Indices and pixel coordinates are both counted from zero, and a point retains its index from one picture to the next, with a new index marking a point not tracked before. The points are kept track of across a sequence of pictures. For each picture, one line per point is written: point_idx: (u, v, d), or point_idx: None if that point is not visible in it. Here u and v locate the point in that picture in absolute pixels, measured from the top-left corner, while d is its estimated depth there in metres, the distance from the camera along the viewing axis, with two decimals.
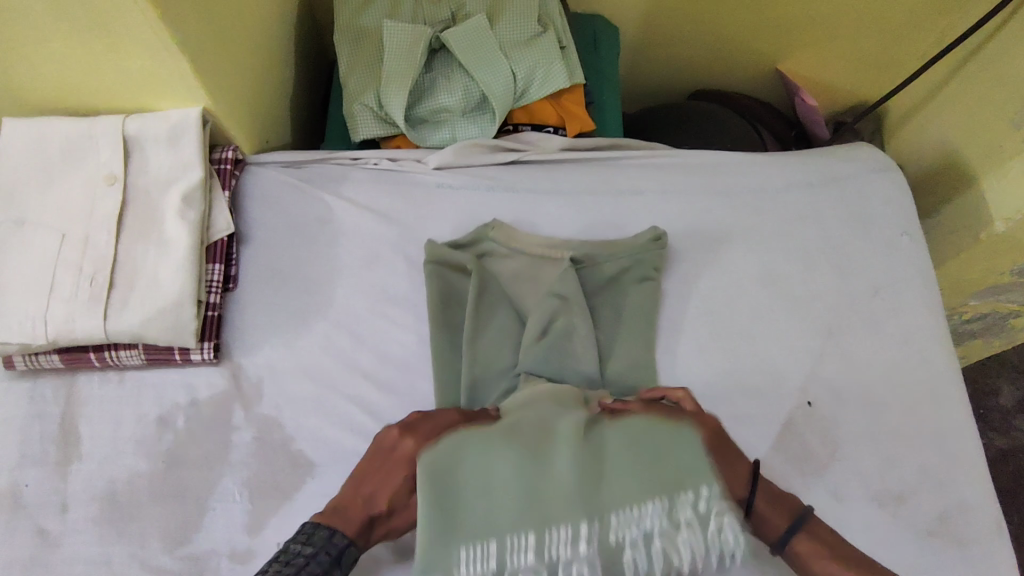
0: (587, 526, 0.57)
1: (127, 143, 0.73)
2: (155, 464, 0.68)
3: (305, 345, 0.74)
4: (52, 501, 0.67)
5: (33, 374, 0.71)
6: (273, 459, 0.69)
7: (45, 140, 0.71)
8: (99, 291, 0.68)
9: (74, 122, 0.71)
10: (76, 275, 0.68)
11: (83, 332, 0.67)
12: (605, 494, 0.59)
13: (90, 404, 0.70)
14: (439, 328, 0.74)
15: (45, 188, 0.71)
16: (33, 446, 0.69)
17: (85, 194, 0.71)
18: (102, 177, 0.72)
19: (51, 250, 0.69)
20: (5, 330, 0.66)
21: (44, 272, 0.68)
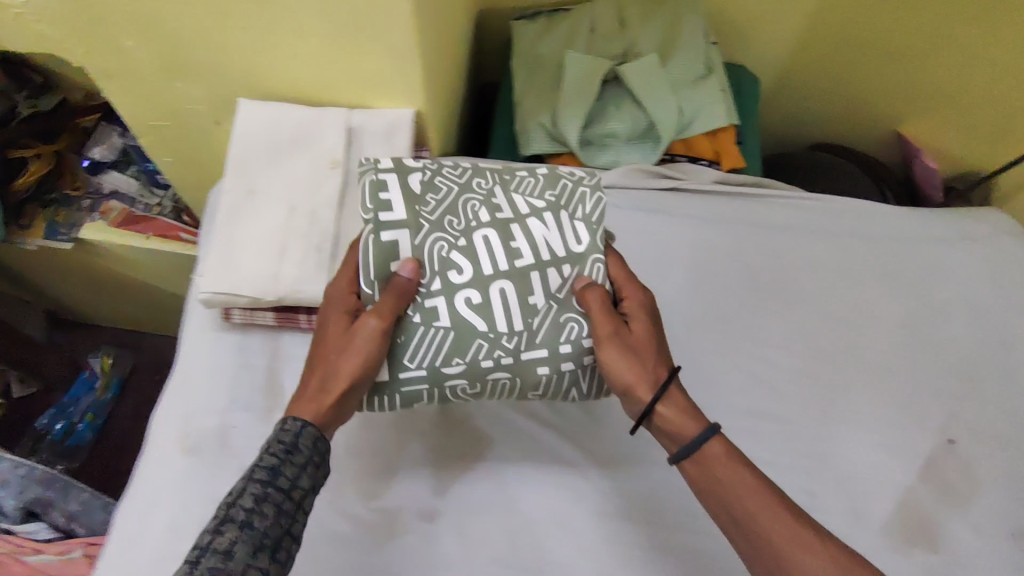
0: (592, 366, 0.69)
1: (350, 133, 0.81)
2: (350, 421, 0.75)
3: None
4: (257, 444, 0.73)
5: (243, 329, 0.79)
6: (455, 431, 0.76)
7: (279, 123, 0.79)
8: (324, 260, 0.76)
9: (308, 110, 0.80)
10: (304, 245, 0.76)
11: (308, 295, 0.75)
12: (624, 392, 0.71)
13: (292, 361, 0.78)
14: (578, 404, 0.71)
15: (277, 165, 0.80)
16: (242, 393, 0.75)
17: (311, 173, 0.80)
18: (327, 160, 0.80)
19: (280, 219, 0.77)
20: (240, 286, 0.74)
21: (275, 237, 0.76)
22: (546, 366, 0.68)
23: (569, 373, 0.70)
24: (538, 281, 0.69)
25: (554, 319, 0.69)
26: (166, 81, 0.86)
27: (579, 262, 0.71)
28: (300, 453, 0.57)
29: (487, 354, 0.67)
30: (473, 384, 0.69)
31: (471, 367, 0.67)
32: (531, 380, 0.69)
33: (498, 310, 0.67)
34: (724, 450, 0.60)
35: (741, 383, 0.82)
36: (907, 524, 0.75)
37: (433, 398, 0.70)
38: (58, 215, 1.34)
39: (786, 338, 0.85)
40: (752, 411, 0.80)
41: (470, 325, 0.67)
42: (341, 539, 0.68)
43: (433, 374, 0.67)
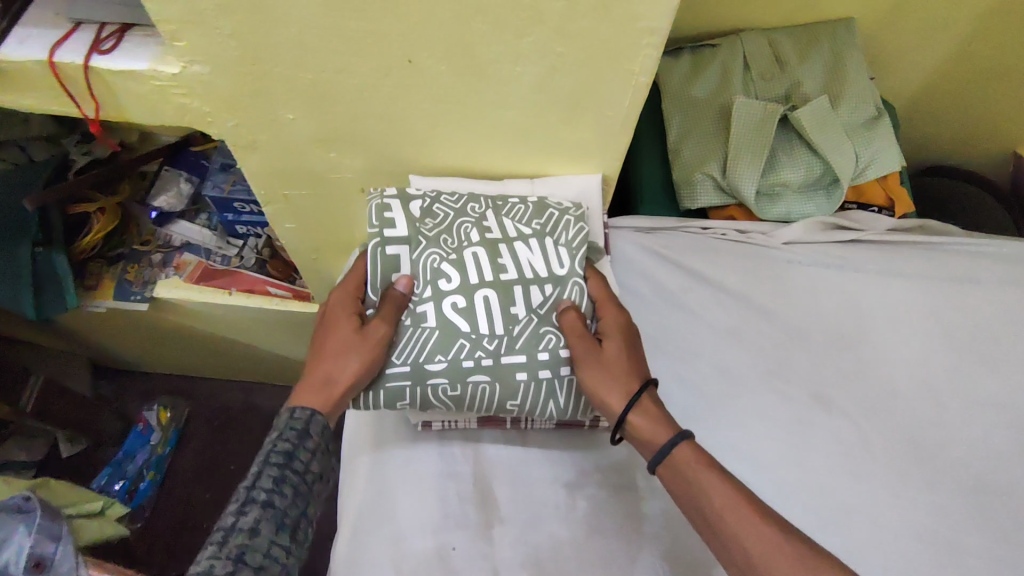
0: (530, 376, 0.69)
1: None
2: (575, 535, 0.68)
3: (692, 418, 0.76)
4: (481, 566, 0.66)
5: (441, 434, 0.74)
6: (686, 533, 0.70)
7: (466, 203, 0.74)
8: None
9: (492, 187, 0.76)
10: None
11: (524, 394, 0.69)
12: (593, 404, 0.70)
13: (498, 466, 0.72)
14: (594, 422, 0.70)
15: None
16: (454, 508, 0.69)
17: None
18: None
19: None
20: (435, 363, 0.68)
21: None
22: (525, 372, 0.68)
23: (545, 383, 0.69)
24: (521, 295, 0.69)
25: (534, 330, 0.69)
26: (320, 153, 0.76)
27: (561, 284, 0.69)
28: (312, 437, 0.61)
29: (469, 355, 0.67)
30: (455, 387, 0.68)
31: (453, 366, 0.67)
32: (510, 388, 0.68)
33: (482, 316, 0.68)
34: (701, 462, 0.59)
35: (964, 452, 0.78)
36: None
37: (419, 400, 0.69)
38: (128, 272, 1.24)
39: (1000, 399, 0.80)
40: (977, 484, 0.76)
41: (451, 326, 0.67)
42: None
43: (416, 370, 0.67)
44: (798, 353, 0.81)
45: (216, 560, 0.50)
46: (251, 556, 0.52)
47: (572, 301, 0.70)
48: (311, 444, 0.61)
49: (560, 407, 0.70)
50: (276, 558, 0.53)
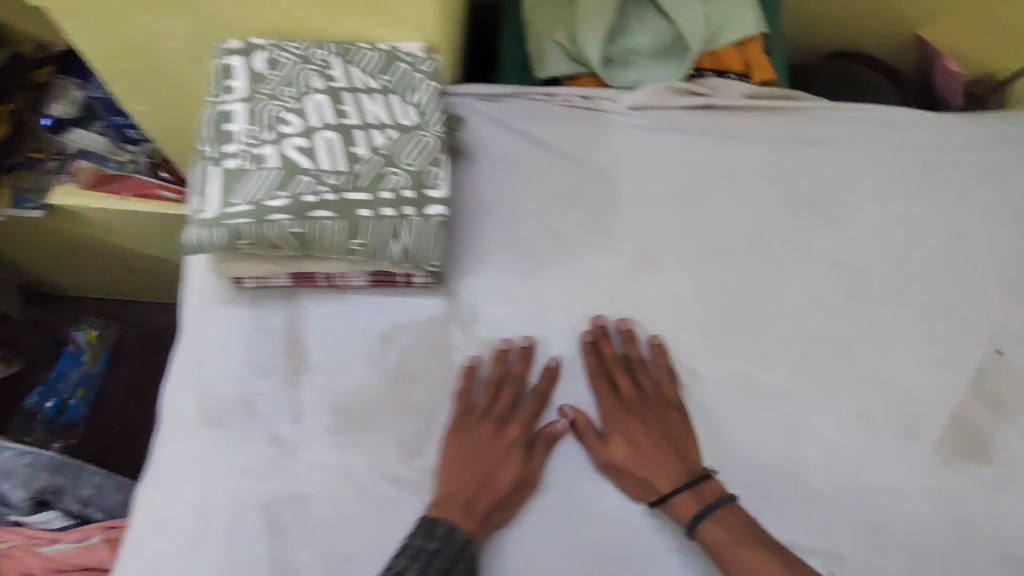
0: (374, 207, 0.63)
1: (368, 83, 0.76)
2: (385, 379, 0.69)
3: (518, 274, 0.76)
4: (285, 411, 0.67)
5: (256, 293, 0.71)
6: (497, 380, 0.71)
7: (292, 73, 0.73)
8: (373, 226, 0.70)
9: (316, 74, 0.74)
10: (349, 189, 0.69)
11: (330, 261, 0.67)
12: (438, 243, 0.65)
13: (312, 319, 0.71)
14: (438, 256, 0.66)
15: None
16: (260, 357, 0.69)
17: None
18: None
19: None
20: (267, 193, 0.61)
21: None
22: (368, 209, 0.62)
23: (389, 220, 0.63)
24: (363, 137, 0.65)
25: (376, 170, 0.64)
26: (134, 15, 0.74)
27: (404, 132, 0.66)
28: (462, 560, 0.60)
29: (310, 189, 0.61)
30: (295, 223, 0.61)
31: (293, 199, 0.61)
32: (352, 225, 0.62)
33: (323, 154, 0.63)
34: (732, 532, 0.63)
35: (793, 307, 0.78)
36: (957, 436, 0.75)
37: (267, 241, 0.61)
38: (21, 180, 1.22)
39: (838, 259, 0.80)
40: (804, 336, 0.77)
41: (291, 163, 0.62)
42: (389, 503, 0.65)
43: (256, 205, 0.60)
44: (634, 215, 0.80)
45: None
46: None
47: (387, 137, 0.66)
48: (460, 566, 0.60)
49: (406, 251, 0.65)
50: None
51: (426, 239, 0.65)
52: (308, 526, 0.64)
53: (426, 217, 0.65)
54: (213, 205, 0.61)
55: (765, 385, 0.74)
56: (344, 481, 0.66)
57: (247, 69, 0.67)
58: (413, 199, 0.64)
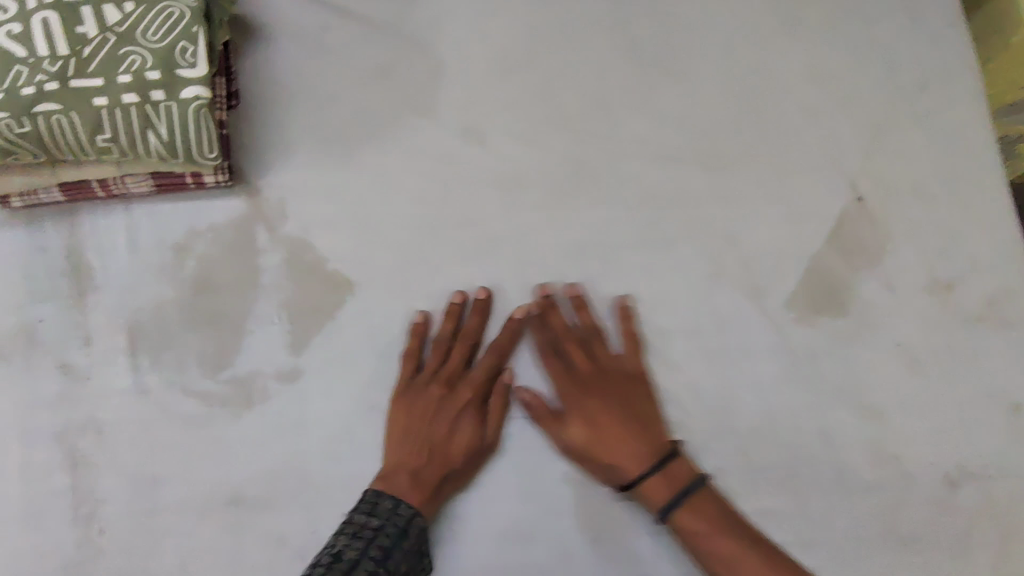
0: (111, 96, 0.55)
1: None
2: (183, 291, 0.64)
3: (325, 162, 0.68)
4: (72, 335, 0.62)
5: (30, 213, 0.64)
6: (308, 281, 0.65)
7: None
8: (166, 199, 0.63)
9: None
10: None
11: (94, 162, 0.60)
12: (204, 133, 0.58)
13: (96, 233, 0.64)
14: (209, 146, 0.58)
15: None
16: (40, 281, 0.63)
17: None
18: None
19: None
20: None
21: None
22: (103, 98, 0.55)
23: (134, 110, 0.56)
24: (92, 13, 0.56)
25: (108, 53, 0.56)
26: None
27: (143, 2, 0.57)
28: (409, 538, 0.54)
29: (27, 81, 0.54)
30: (19, 122, 0.54)
31: (9, 95, 0.54)
32: (88, 118, 0.55)
33: (39, 38, 0.54)
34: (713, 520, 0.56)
35: (636, 172, 0.71)
36: (815, 291, 0.70)
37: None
38: None
39: (683, 113, 0.73)
40: (646, 199, 0.71)
41: (4, 52, 0.54)
42: (194, 421, 0.61)
43: None
44: (455, 86, 0.72)
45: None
46: None
47: (121, 10, 0.56)
48: (408, 543, 0.54)
49: (165, 142, 0.57)
50: None
51: (185, 127, 0.57)
52: (107, 451, 0.59)
53: (179, 101, 0.57)
54: None
55: (603, 257, 0.69)
56: (143, 403, 0.61)
57: None
58: (160, 83, 0.56)
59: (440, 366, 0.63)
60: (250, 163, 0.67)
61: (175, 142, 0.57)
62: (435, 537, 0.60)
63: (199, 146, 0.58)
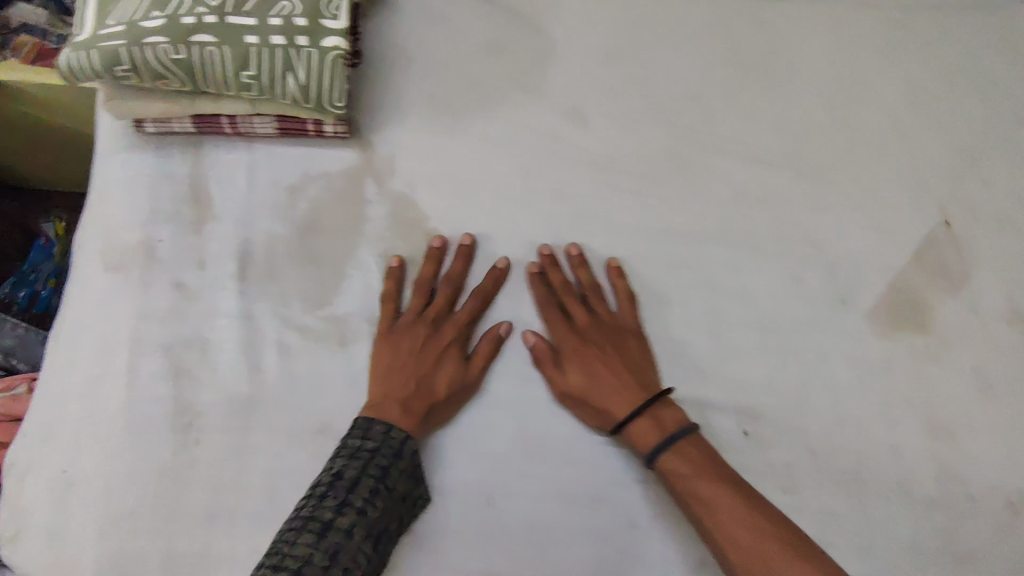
0: (261, 36, 0.59)
1: None
2: (293, 230, 0.67)
3: (433, 126, 0.71)
4: (188, 257, 0.66)
5: (159, 140, 0.69)
6: (408, 235, 0.68)
7: None
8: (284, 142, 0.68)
9: None
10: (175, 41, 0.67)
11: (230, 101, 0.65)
12: (338, 82, 0.62)
13: (219, 167, 0.69)
14: (340, 94, 0.62)
15: None
16: (164, 203, 0.67)
17: None
18: None
19: None
20: (145, 15, 0.58)
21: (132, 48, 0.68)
22: (254, 37, 0.59)
23: (280, 50, 0.60)
24: None
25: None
26: None
27: None
28: (403, 458, 0.58)
29: (189, 10, 0.58)
30: (175, 48, 0.58)
31: (172, 22, 0.58)
32: (237, 53, 0.59)
33: None
34: (692, 463, 0.57)
35: (730, 170, 0.72)
36: (898, 307, 0.70)
37: (146, 67, 0.59)
38: None
39: (780, 120, 0.75)
40: (739, 197, 0.72)
41: None
42: (290, 351, 0.64)
43: (131, 27, 0.57)
44: (563, 69, 0.74)
45: (314, 551, 0.50)
46: (341, 556, 0.51)
47: None
48: (404, 464, 0.58)
49: (302, 86, 0.61)
50: (351, 529, 0.52)
51: (323, 74, 0.61)
52: (207, 368, 0.63)
53: (320, 48, 0.61)
54: (89, 28, 0.59)
55: (691, 248, 0.70)
56: (244, 328, 0.64)
57: None
58: (306, 29, 0.60)
59: (396, 308, 0.65)
60: (365, 119, 0.71)
61: (310, 86, 0.61)
62: (504, 491, 0.61)
63: (332, 93, 0.62)
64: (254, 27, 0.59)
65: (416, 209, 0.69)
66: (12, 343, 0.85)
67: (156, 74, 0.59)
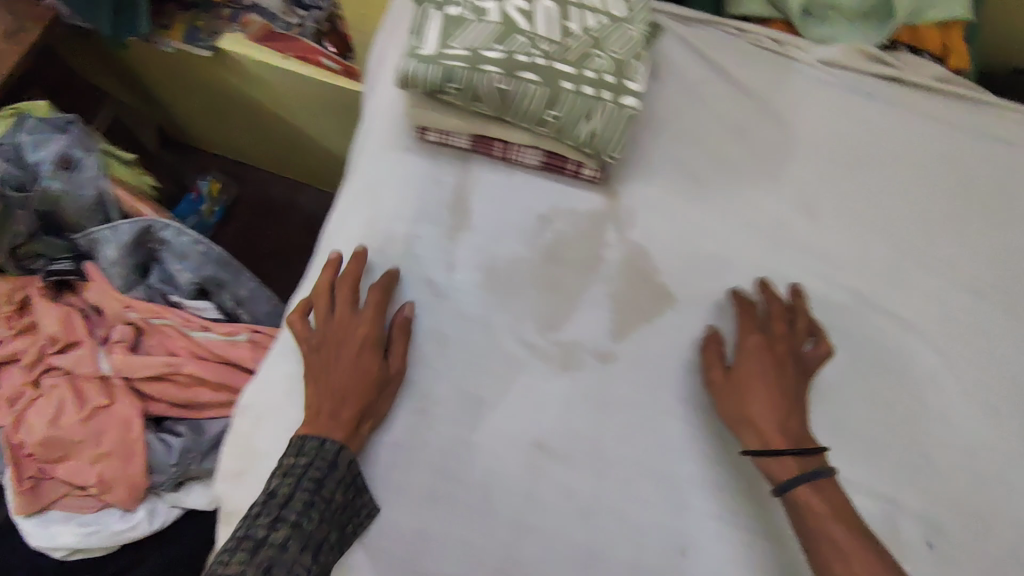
0: (576, 82, 0.66)
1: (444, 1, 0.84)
2: (537, 254, 0.73)
3: (675, 191, 0.77)
4: (441, 258, 0.72)
5: (434, 149, 0.76)
6: (639, 284, 0.73)
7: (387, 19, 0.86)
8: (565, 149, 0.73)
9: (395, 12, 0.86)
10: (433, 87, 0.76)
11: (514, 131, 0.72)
12: (623, 137, 0.69)
13: (481, 184, 0.76)
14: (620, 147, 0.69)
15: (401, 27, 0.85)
16: (430, 205, 0.74)
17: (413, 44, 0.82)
18: None
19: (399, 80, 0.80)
20: (487, 43, 0.64)
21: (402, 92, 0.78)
22: (570, 82, 0.66)
23: (587, 99, 0.66)
24: (576, 17, 0.68)
25: (582, 49, 0.67)
26: None
27: (614, 23, 0.69)
28: (339, 470, 0.59)
29: (523, 49, 0.65)
30: (504, 78, 0.65)
31: (507, 55, 0.64)
32: (552, 94, 0.66)
33: (539, 20, 0.66)
34: (831, 505, 0.58)
35: (940, 293, 0.76)
36: None
37: (473, 90, 0.65)
38: (198, 21, 1.32)
39: (994, 256, 0.78)
40: (945, 320, 0.75)
41: (511, 22, 0.65)
42: (519, 365, 0.69)
43: (472, 52, 0.64)
44: (800, 165, 0.80)
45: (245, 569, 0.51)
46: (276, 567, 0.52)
47: (597, 23, 0.69)
48: (342, 476, 0.59)
49: (593, 133, 0.68)
50: (292, 543, 0.54)
51: (616, 127, 0.68)
52: (445, 363, 0.68)
53: (620, 104, 0.67)
54: (431, 44, 0.65)
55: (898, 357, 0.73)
56: (482, 334, 0.70)
57: None
58: (612, 86, 0.67)
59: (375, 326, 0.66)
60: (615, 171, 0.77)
61: (600, 135, 0.68)
62: (698, 543, 0.64)
63: (615, 144, 0.69)
64: (571, 74, 0.66)
65: (648, 262, 0.74)
66: (245, 296, 0.96)
67: (477, 96, 0.66)
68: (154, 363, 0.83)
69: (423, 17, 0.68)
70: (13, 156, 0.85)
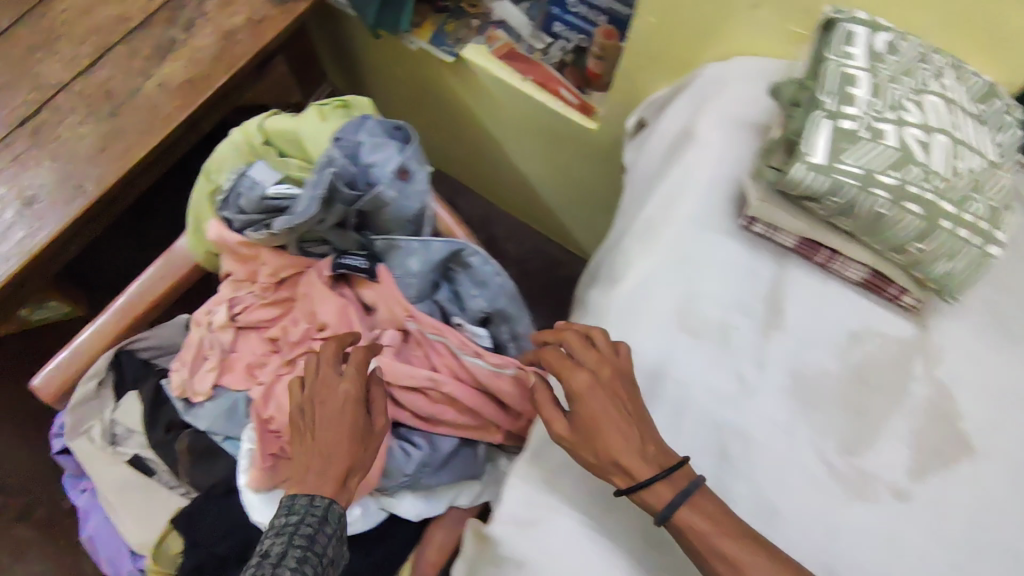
0: (954, 224, 0.66)
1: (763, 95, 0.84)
2: (846, 372, 0.74)
3: (985, 337, 0.76)
4: (754, 355, 0.73)
5: (756, 240, 0.76)
6: (941, 427, 0.72)
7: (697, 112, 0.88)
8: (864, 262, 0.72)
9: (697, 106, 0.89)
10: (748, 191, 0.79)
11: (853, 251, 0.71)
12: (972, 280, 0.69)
13: (797, 287, 0.75)
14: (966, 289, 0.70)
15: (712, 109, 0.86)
16: (748, 299, 0.75)
17: (730, 131, 0.83)
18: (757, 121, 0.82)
19: (711, 170, 0.81)
20: (885, 169, 0.65)
21: (720, 183, 0.80)
22: (949, 222, 0.66)
23: (958, 241, 0.66)
24: (963, 155, 0.68)
25: (965, 190, 0.67)
26: None
27: (990, 168, 0.69)
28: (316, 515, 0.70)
29: (915, 181, 0.65)
30: (890, 206, 0.65)
31: (900, 184, 0.65)
32: (929, 231, 0.66)
33: (934, 155, 0.66)
34: (710, 518, 0.60)
35: None
36: None
37: (853, 208, 0.66)
38: (447, 25, 1.34)
39: None
40: None
41: (908, 151, 0.65)
42: (818, 483, 0.69)
43: (870, 175, 0.64)
44: None
45: None
46: None
47: (979, 164, 0.68)
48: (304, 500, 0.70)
49: (949, 273, 0.68)
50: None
51: (972, 271, 0.68)
52: (749, 465, 0.69)
53: (985, 253, 0.67)
54: (823, 153, 0.65)
55: None
56: (785, 443, 0.70)
57: (873, 47, 0.70)
58: (982, 233, 0.67)
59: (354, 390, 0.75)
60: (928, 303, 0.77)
61: (955, 277, 0.68)
62: None
63: (960, 287, 0.69)
64: (951, 215, 0.66)
65: (950, 404, 0.73)
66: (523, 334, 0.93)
67: (852, 214, 0.66)
68: (418, 377, 0.84)
69: (809, 121, 0.67)
70: (352, 152, 0.78)
